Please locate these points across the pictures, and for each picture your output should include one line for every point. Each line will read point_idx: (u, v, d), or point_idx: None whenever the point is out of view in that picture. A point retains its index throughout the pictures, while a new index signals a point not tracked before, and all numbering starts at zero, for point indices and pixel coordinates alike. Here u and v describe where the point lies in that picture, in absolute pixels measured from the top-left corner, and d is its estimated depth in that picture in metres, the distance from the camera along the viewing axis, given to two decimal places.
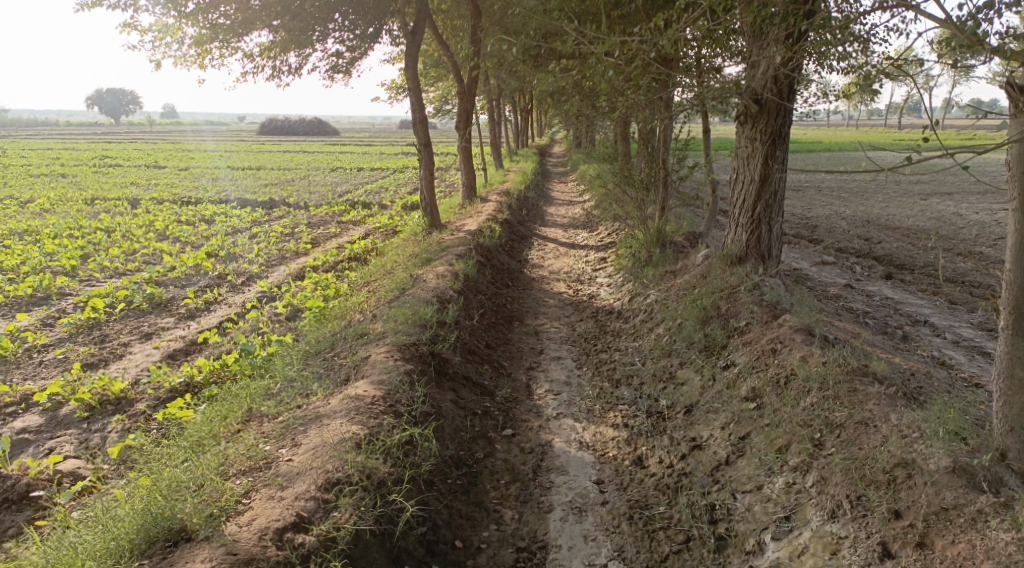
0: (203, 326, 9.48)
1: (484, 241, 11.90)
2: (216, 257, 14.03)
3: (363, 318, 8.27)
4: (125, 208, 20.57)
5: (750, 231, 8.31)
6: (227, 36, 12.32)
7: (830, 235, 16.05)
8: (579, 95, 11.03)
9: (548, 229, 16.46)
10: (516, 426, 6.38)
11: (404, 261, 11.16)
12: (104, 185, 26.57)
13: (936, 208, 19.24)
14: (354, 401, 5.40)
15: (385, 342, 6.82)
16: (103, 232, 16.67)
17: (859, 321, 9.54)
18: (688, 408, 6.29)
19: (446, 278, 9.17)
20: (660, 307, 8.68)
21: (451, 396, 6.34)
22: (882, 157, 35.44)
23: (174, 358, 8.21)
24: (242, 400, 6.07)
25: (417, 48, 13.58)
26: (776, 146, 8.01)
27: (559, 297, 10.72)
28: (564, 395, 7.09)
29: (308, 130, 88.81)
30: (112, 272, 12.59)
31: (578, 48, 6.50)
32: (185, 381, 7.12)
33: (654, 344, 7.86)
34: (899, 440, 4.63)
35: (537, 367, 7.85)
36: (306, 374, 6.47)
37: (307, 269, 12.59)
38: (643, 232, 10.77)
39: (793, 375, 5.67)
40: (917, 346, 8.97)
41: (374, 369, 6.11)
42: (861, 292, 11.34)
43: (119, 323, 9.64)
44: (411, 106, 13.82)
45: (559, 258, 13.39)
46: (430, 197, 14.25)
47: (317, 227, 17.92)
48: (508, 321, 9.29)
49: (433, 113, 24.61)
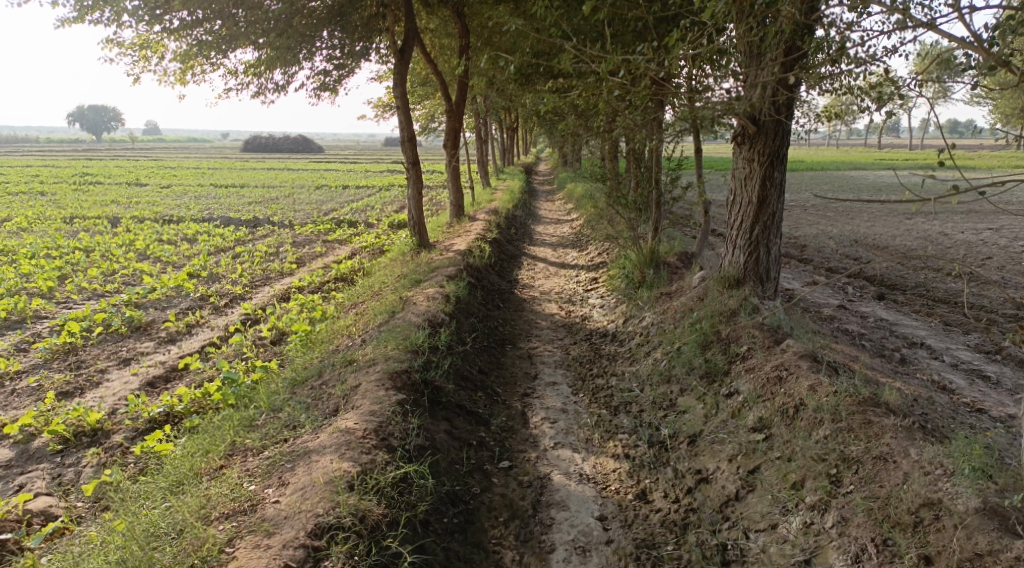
0: (184, 350, 9.15)
1: (474, 261, 11.67)
2: (198, 278, 13.69)
3: (351, 343, 7.99)
4: (105, 226, 20.15)
5: (748, 253, 8.14)
6: (212, 51, 12.07)
7: (819, 255, 15.99)
8: (571, 114, 10.87)
9: (537, 248, 16.28)
10: (513, 457, 6.12)
11: (392, 282, 10.91)
12: (84, 202, 26.16)
13: (921, 227, 19.30)
14: (345, 435, 5.12)
15: (375, 369, 6.55)
16: (82, 251, 16.28)
17: (856, 343, 9.39)
18: (692, 437, 6.07)
19: (436, 300, 8.92)
20: (656, 330, 8.48)
21: (445, 426, 6.08)
22: (864, 177, 35.76)
23: (154, 386, 7.88)
24: (224, 433, 5.76)
25: (405, 66, 13.41)
26: (773, 167, 7.86)
27: (551, 319, 10.51)
28: (561, 424, 6.85)
29: (291, 147, 88.41)
30: (90, 294, 12.24)
31: (576, 65, 6.32)
32: (165, 411, 6.80)
33: (652, 369, 7.65)
34: (922, 478, 4.45)
35: (531, 393, 7.59)
36: (293, 403, 6.18)
37: (292, 290, 12.30)
38: (636, 253, 10.59)
39: (802, 404, 5.48)
40: (916, 369, 8.82)
41: (365, 399, 5.84)
42: (855, 312, 11.22)
43: (97, 348, 9.30)
44: (400, 124, 13.61)
45: (549, 278, 13.19)
46: (418, 216, 14.01)
47: (302, 246, 17.63)
48: (500, 344, 9.03)
49: (419, 130, 24.47)
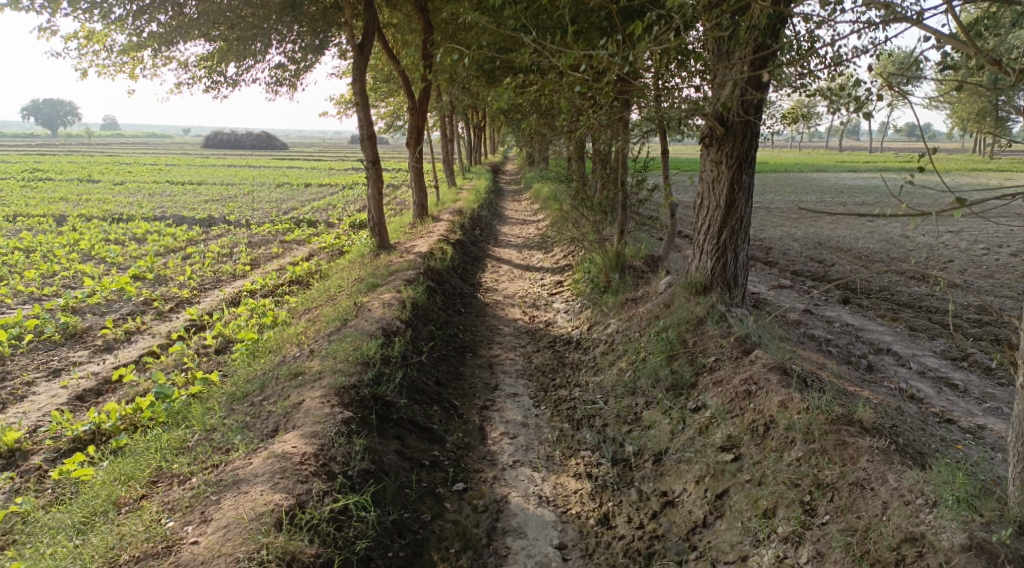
0: (121, 360, 8.60)
1: (435, 263, 11.25)
2: (143, 281, 13.07)
3: (299, 353, 7.53)
4: (49, 225, 19.31)
5: (716, 258, 7.86)
6: (159, 44, 11.49)
7: (785, 257, 15.90)
8: (535, 113, 10.53)
9: (501, 249, 15.91)
10: (468, 478, 5.73)
11: (349, 286, 10.46)
12: (30, 200, 25.18)
13: (884, 230, 19.40)
14: (280, 461, 4.70)
15: (321, 384, 6.11)
16: (22, 252, 15.48)
17: (823, 350, 9.20)
18: (658, 455, 5.74)
19: (392, 306, 8.49)
20: (621, 339, 8.16)
21: (394, 445, 5.67)
22: (826, 179, 36.26)
23: (83, 400, 7.34)
24: (149, 458, 5.28)
25: (364, 61, 12.93)
26: (741, 170, 7.59)
27: (513, 325, 10.13)
28: (521, 439, 6.48)
29: (253, 144, 86.79)
30: (26, 297, 11.57)
31: (536, 60, 5.94)
32: (91, 429, 6.29)
33: (616, 380, 7.32)
34: (903, 510, 4.18)
35: (491, 405, 7.20)
36: (230, 422, 5.71)
37: (244, 294, 11.77)
38: (601, 256, 10.28)
39: (772, 422, 5.20)
40: (884, 377, 8.65)
41: (307, 418, 5.40)
42: (821, 317, 11.05)
43: (25, 358, 8.70)
44: (358, 121, 13.12)
45: (513, 281, 12.81)
46: (378, 216, 13.55)
47: (258, 246, 17.01)
48: (460, 353, 8.63)
49: (383, 129, 23.97)
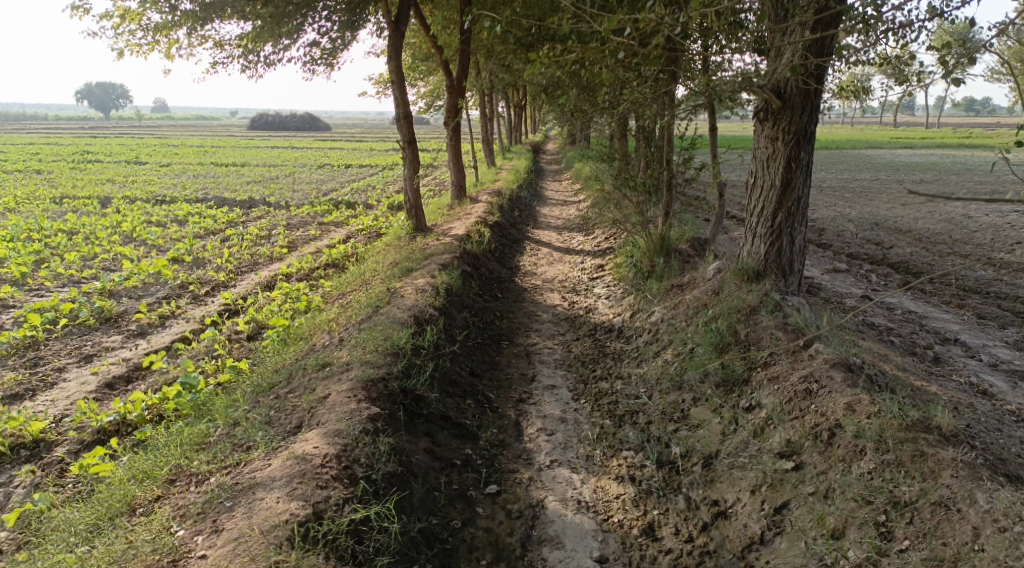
0: (152, 346, 8.46)
1: (472, 247, 10.88)
2: (181, 264, 13.00)
3: (329, 341, 7.25)
4: (94, 207, 19.48)
5: (770, 243, 7.30)
6: (195, 23, 11.30)
7: (838, 239, 15.14)
8: (577, 89, 10.03)
9: (541, 231, 15.48)
10: (502, 479, 5.38)
11: (383, 270, 10.16)
12: (78, 181, 25.55)
13: (944, 209, 18.42)
14: (299, 464, 4.47)
15: (349, 376, 5.81)
16: (65, 234, 15.58)
17: (884, 340, 8.58)
18: (707, 458, 5.29)
19: (426, 293, 8.15)
20: (666, 328, 7.70)
21: (424, 444, 5.35)
22: (881, 157, 34.84)
23: (113, 389, 7.20)
24: (170, 454, 5.06)
25: (400, 38, 12.54)
26: (800, 147, 7.00)
27: (552, 311, 9.71)
28: (560, 437, 6.10)
29: (298, 126, 87.40)
30: (65, 280, 11.57)
31: (579, 29, 5.47)
32: (116, 420, 6.10)
33: (661, 373, 6.87)
34: (998, 540, 3.75)
35: (527, 399, 6.82)
36: (253, 417, 5.45)
37: (279, 277, 11.57)
38: (645, 239, 9.74)
39: (838, 427, 4.72)
40: (951, 370, 8.03)
41: (332, 414, 5.13)
42: (880, 303, 10.38)
43: (59, 342, 8.62)
44: (395, 100, 12.75)
45: (552, 265, 12.35)
46: (415, 198, 13.19)
47: (296, 229, 16.85)
48: (496, 341, 8.26)
49: (422, 108, 23.62)
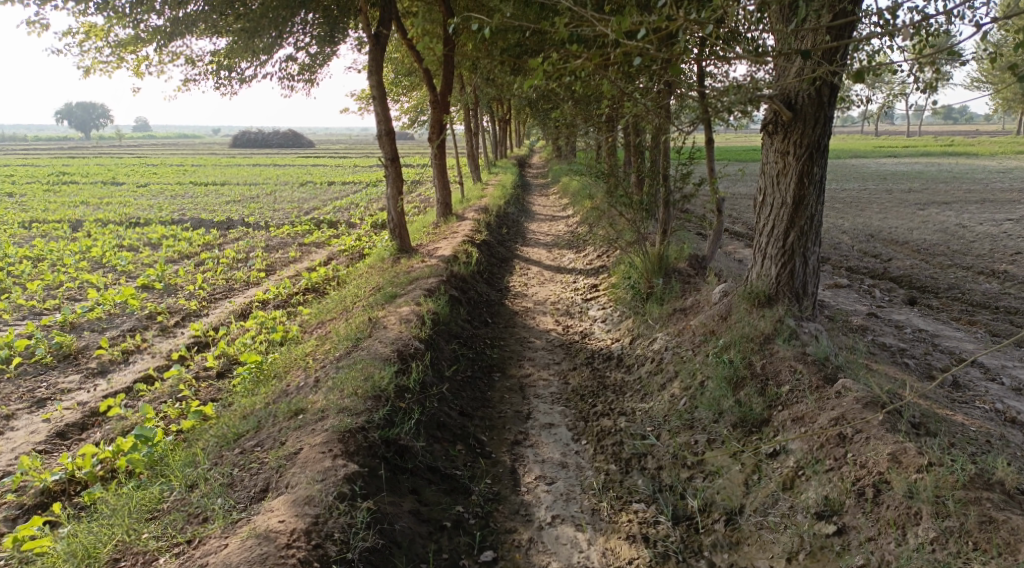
0: (113, 387, 7.77)
1: (459, 269, 10.28)
2: (151, 291, 12.30)
3: (304, 381, 6.61)
4: (64, 231, 18.67)
5: (781, 264, 6.71)
6: (163, 39, 10.64)
7: (836, 251, 14.66)
8: (567, 101, 9.47)
9: (529, 249, 14.89)
10: (498, 544, 4.84)
11: (365, 296, 9.54)
12: (50, 204, 24.71)
13: (938, 218, 18.04)
14: (262, 545, 3.94)
15: (323, 427, 5.16)
16: (30, 261, 14.81)
17: (898, 361, 8.01)
18: (730, 514, 4.86)
19: (410, 323, 7.51)
20: (671, 356, 7.11)
21: (409, 504, 4.75)
22: (866, 165, 34.67)
23: (64, 439, 6.52)
24: (115, 526, 4.42)
25: (381, 51, 11.95)
26: (813, 161, 6.46)
27: (545, 337, 9.11)
28: (561, 486, 5.51)
29: (281, 143, 86.65)
30: (25, 312, 10.83)
31: (578, 32, 4.89)
32: (62, 480, 5.43)
33: (668, 409, 6.28)
34: None
35: (523, 440, 6.20)
36: (213, 477, 4.81)
37: (255, 304, 10.91)
38: (642, 258, 9.14)
39: (884, 485, 4.36)
40: (974, 396, 7.33)
41: (302, 475, 4.53)
42: (889, 321, 9.75)
43: (11, 384, 7.92)
44: (375, 116, 12.14)
45: (543, 285, 11.72)
46: (398, 217, 12.55)
47: (275, 250, 16.16)
48: (487, 373, 7.64)
49: (406, 124, 23.06)
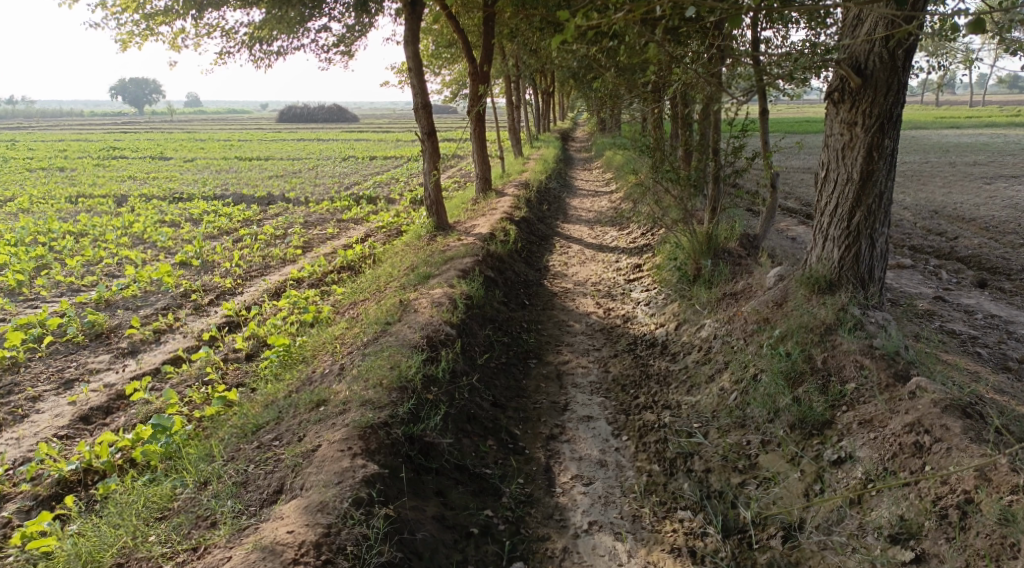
0: (141, 368, 7.59)
1: (495, 247, 9.84)
2: (189, 268, 12.18)
3: (329, 367, 6.29)
4: (108, 206, 18.78)
5: (845, 247, 6.10)
6: (197, 11, 10.35)
7: (896, 229, 13.79)
8: (611, 69, 8.88)
9: (571, 226, 14.36)
10: (531, 553, 4.50)
11: (399, 276, 9.18)
12: (98, 179, 25.00)
13: (1007, 193, 16.92)
14: (265, 561, 3.70)
15: (343, 422, 4.82)
16: (73, 236, 14.86)
17: (970, 351, 7.33)
18: (788, 530, 4.41)
19: (442, 306, 7.12)
20: (720, 346, 6.60)
21: (434, 510, 4.43)
22: (927, 137, 33.03)
23: (88, 424, 6.35)
24: (123, 527, 4.19)
25: (418, 20, 11.46)
26: (883, 133, 5.83)
27: (585, 321, 8.64)
28: (599, 488, 5.10)
29: (326, 118, 86.98)
30: (64, 289, 10.79)
31: None
32: (78, 469, 5.22)
33: (716, 404, 5.80)
34: None
35: (559, 435, 5.78)
36: (227, 475, 4.54)
37: (289, 282, 10.67)
38: (689, 238, 8.56)
39: (969, 508, 3.88)
40: None
41: (318, 477, 4.25)
42: (957, 305, 9.01)
43: (40, 364, 7.80)
44: (412, 88, 11.70)
45: (585, 265, 11.21)
46: (435, 193, 12.13)
47: (313, 227, 15.94)
48: (523, 360, 7.22)
49: (448, 97, 22.58)
